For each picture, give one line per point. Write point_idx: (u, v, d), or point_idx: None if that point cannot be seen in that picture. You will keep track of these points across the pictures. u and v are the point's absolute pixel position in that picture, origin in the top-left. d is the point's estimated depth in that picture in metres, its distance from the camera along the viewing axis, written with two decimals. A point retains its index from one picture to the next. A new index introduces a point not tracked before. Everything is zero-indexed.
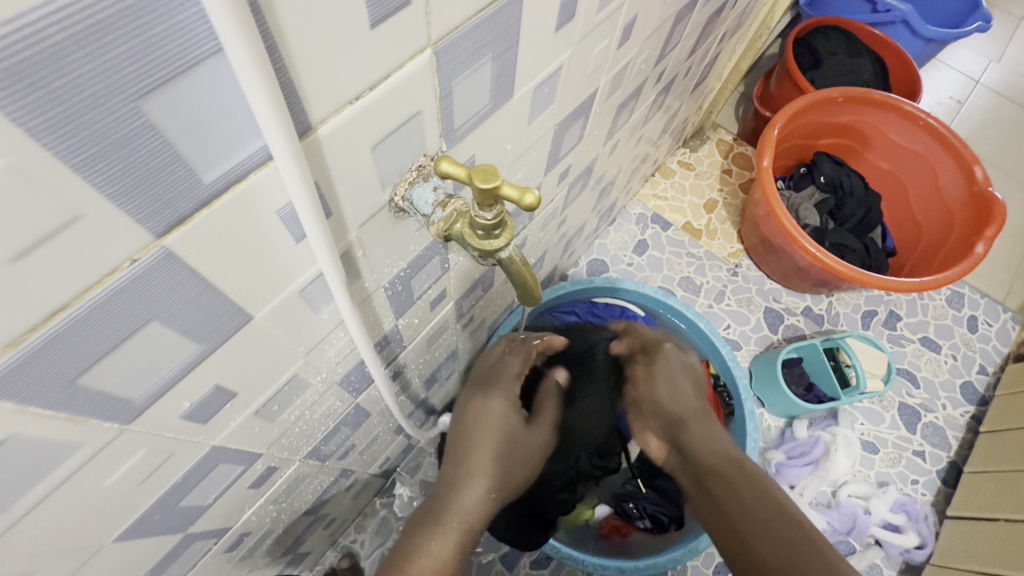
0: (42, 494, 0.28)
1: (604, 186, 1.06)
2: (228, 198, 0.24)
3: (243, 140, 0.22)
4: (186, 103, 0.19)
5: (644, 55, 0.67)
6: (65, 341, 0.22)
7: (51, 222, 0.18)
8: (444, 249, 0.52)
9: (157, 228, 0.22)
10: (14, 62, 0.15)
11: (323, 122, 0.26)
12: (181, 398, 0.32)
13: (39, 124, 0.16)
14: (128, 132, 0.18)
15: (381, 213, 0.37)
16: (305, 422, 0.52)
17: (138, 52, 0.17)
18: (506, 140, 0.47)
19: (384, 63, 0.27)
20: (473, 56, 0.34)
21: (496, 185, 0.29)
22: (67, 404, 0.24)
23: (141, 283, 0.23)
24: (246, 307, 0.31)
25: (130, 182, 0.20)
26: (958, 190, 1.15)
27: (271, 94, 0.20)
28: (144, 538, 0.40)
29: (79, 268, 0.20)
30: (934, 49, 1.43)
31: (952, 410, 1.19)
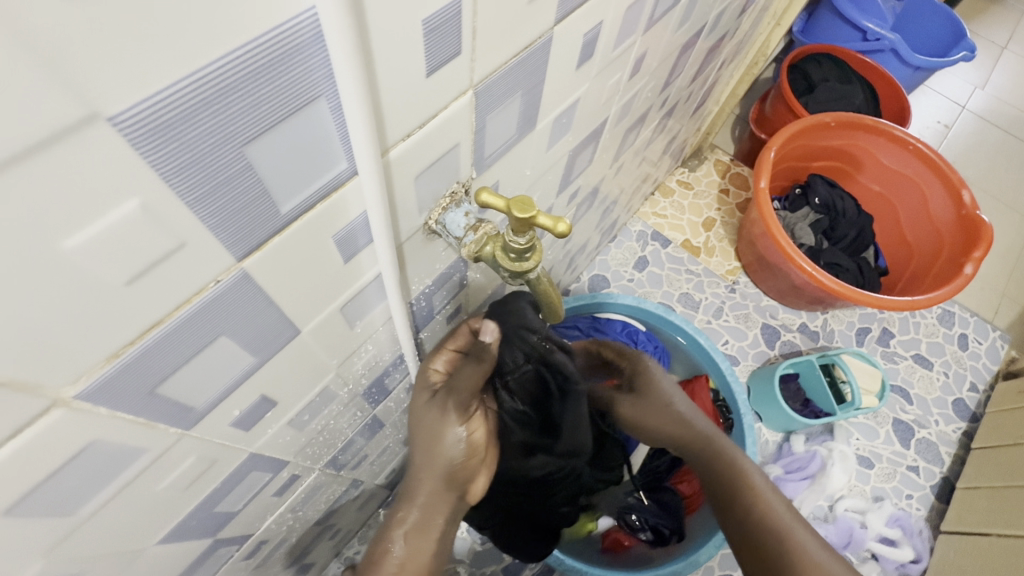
0: (106, 497, 0.30)
1: (607, 205, 1.09)
2: (297, 226, 0.26)
3: (315, 173, 0.25)
4: (277, 145, 0.22)
5: (650, 85, 0.71)
6: (152, 353, 0.24)
7: (161, 250, 0.21)
8: (464, 267, 0.55)
9: (238, 253, 0.24)
10: (160, 117, 0.17)
11: (395, 143, 0.30)
12: (231, 407, 0.34)
13: (166, 167, 0.19)
14: (230, 173, 0.21)
15: (416, 234, 0.40)
16: (328, 431, 0.54)
17: (249, 107, 0.20)
18: (526, 166, 0.50)
19: (435, 104, 0.30)
20: (506, 94, 0.37)
21: (531, 215, 0.32)
22: (144, 411, 0.27)
23: (219, 302, 0.26)
24: (296, 322, 0.33)
25: (224, 214, 0.22)
26: (946, 212, 1.19)
27: (368, 124, 0.24)
28: (180, 542, 0.42)
29: (175, 289, 0.23)
30: (921, 77, 1.49)
31: (944, 426, 1.22)
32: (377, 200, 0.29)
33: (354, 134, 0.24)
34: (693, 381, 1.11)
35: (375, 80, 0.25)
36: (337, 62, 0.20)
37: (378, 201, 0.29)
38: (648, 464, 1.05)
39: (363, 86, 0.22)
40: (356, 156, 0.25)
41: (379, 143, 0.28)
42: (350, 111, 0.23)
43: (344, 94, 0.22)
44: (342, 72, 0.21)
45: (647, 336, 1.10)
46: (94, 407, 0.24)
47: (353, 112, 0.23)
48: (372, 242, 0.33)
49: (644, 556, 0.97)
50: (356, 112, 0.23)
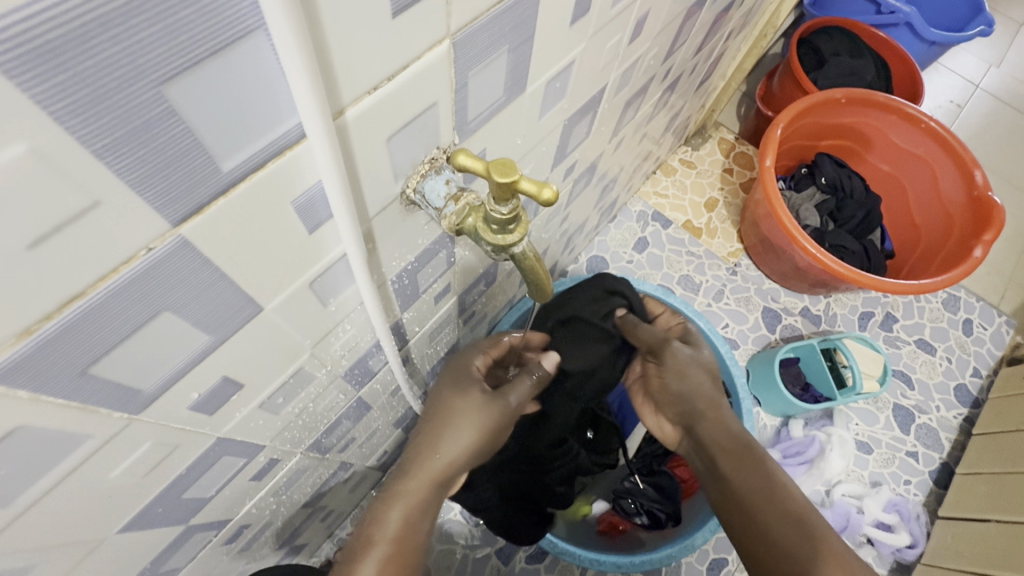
0: (48, 486, 0.27)
1: (606, 183, 1.05)
2: (244, 188, 0.23)
3: (262, 126, 0.22)
4: (206, 86, 0.19)
5: (652, 52, 0.67)
6: (78, 330, 0.22)
7: (71, 208, 0.18)
8: (451, 243, 0.52)
9: (173, 217, 0.21)
10: (42, 43, 0.14)
11: (353, 102, 0.26)
12: (189, 390, 0.31)
13: (59, 104, 0.16)
14: (148, 117, 0.18)
15: (391, 206, 0.36)
16: (308, 414, 0.52)
17: (163, 34, 0.16)
18: (516, 135, 0.47)
19: (403, 54, 0.27)
20: (489, 48, 0.33)
21: (514, 179, 0.28)
22: (78, 394, 0.24)
23: (156, 272, 0.23)
24: (257, 298, 0.30)
25: (147, 167, 0.19)
26: (957, 194, 1.15)
27: (312, 75, 0.20)
28: (146, 529, 0.40)
29: (96, 257, 0.20)
30: (936, 52, 1.43)
31: (946, 411, 1.20)
32: (336, 165, 0.25)
33: (293, 87, 0.20)
34: None
35: (318, 26, 0.21)
36: None
37: (336, 168, 0.25)
38: (647, 449, 1.04)
39: (300, 20, 0.18)
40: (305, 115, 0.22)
41: (331, 104, 0.25)
42: (288, 57, 0.19)
43: (274, 30, 0.18)
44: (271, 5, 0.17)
45: None
46: (12, 390, 0.21)
47: (291, 57, 0.19)
48: (334, 216, 0.30)
49: (636, 539, 0.96)
50: (295, 57, 0.19)
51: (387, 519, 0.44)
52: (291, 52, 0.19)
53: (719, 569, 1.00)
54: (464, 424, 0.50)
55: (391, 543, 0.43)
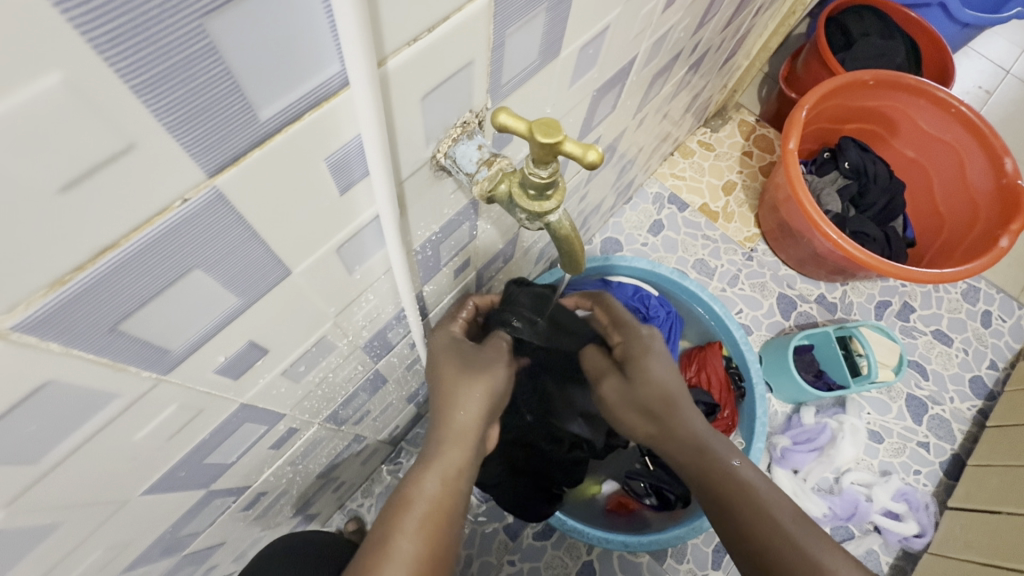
0: (76, 445, 0.27)
1: (625, 162, 1.03)
2: (279, 140, 0.22)
3: (301, 72, 0.21)
4: (247, 21, 0.18)
5: (683, 24, 0.64)
6: (113, 281, 0.21)
7: (106, 148, 0.17)
8: (474, 215, 0.51)
9: (209, 166, 0.20)
10: None
11: (394, 52, 0.25)
12: (215, 353, 0.30)
13: (96, 29, 0.14)
14: (187, 52, 0.17)
15: (421, 170, 0.35)
16: (327, 385, 0.51)
17: None
18: (546, 103, 0.45)
19: (445, 3, 0.25)
20: (529, 5, 0.32)
21: (558, 140, 0.27)
22: (108, 351, 0.23)
23: (190, 224, 0.22)
24: (285, 262, 0.30)
25: (184, 108, 0.18)
26: (984, 181, 1.12)
27: (360, 11, 0.19)
28: (169, 492, 0.39)
29: (129, 206, 0.19)
30: (970, 34, 1.38)
31: (960, 403, 1.19)
32: (377, 117, 0.24)
33: (341, 23, 0.19)
34: (705, 348, 1.08)
35: None
36: None
37: (375, 122, 0.25)
38: None
39: None
40: (349, 58, 0.21)
41: (374, 54, 0.23)
42: None
43: None
44: None
45: (659, 300, 1.04)
46: (43, 342, 0.20)
47: None
48: (368, 175, 0.29)
49: (645, 520, 0.97)
50: None
51: (425, 483, 0.45)
52: None
53: (725, 550, 1.01)
54: (481, 398, 0.51)
55: (429, 503, 0.43)
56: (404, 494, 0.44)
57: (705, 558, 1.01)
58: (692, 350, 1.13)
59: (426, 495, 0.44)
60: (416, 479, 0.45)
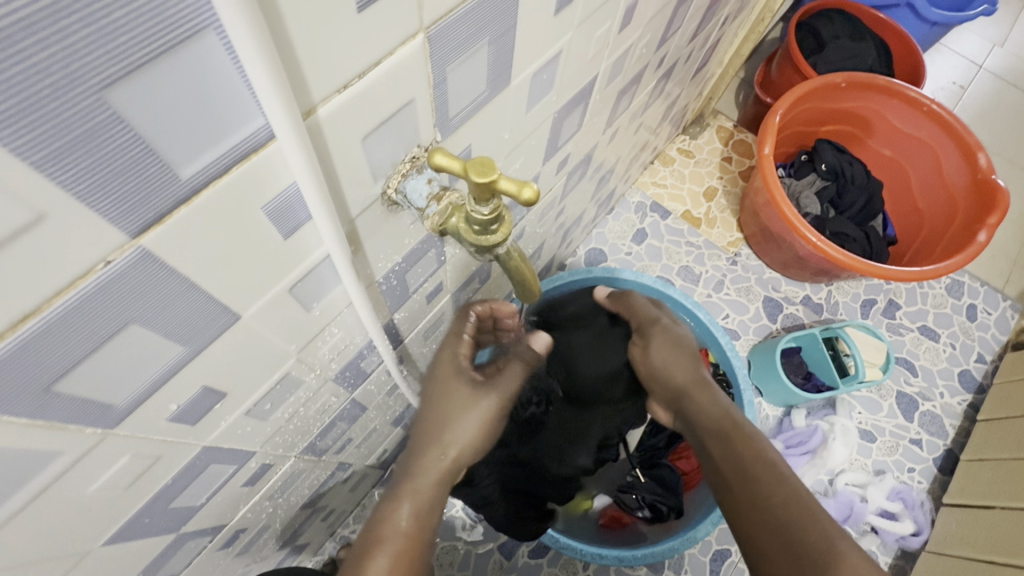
0: (20, 505, 0.27)
1: (603, 174, 1.03)
2: (207, 195, 0.22)
3: (223, 129, 0.21)
4: (154, 90, 0.18)
5: (645, 40, 0.65)
6: (37, 347, 0.21)
7: (14, 222, 0.17)
8: (440, 242, 0.51)
9: (132, 227, 0.21)
10: None
11: (324, 101, 0.25)
12: (167, 401, 0.30)
13: None
14: (86, 123, 0.17)
15: (373, 206, 0.35)
16: (300, 418, 0.51)
17: (98, 35, 0.15)
18: (503, 129, 0.45)
19: (374, 49, 0.25)
20: (468, 41, 0.32)
21: (493, 178, 0.27)
22: (43, 413, 0.23)
23: (119, 284, 0.22)
24: (232, 307, 0.30)
25: (93, 175, 0.18)
26: (960, 177, 1.13)
27: (273, 70, 0.20)
28: (135, 539, 0.39)
29: (47, 273, 0.19)
30: (938, 33, 1.40)
31: (950, 398, 1.19)
32: (306, 166, 0.24)
33: (253, 81, 0.20)
34: None
35: (277, 24, 0.20)
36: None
37: (307, 170, 0.25)
38: (647, 441, 1.00)
39: (253, 10, 0.17)
40: (269, 112, 0.21)
41: (299, 105, 0.24)
42: (245, 51, 0.19)
43: (231, 27, 0.18)
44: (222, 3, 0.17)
45: None
46: None
47: (248, 54, 0.18)
48: (312, 218, 0.29)
49: (640, 534, 0.96)
50: (252, 54, 0.18)
51: (395, 514, 0.46)
52: (247, 47, 0.18)
53: (722, 559, 1.00)
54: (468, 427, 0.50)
55: (402, 540, 0.45)
56: (379, 526, 0.46)
57: (703, 569, 1.00)
58: None
59: (395, 532, 0.45)
60: (387, 512, 0.46)
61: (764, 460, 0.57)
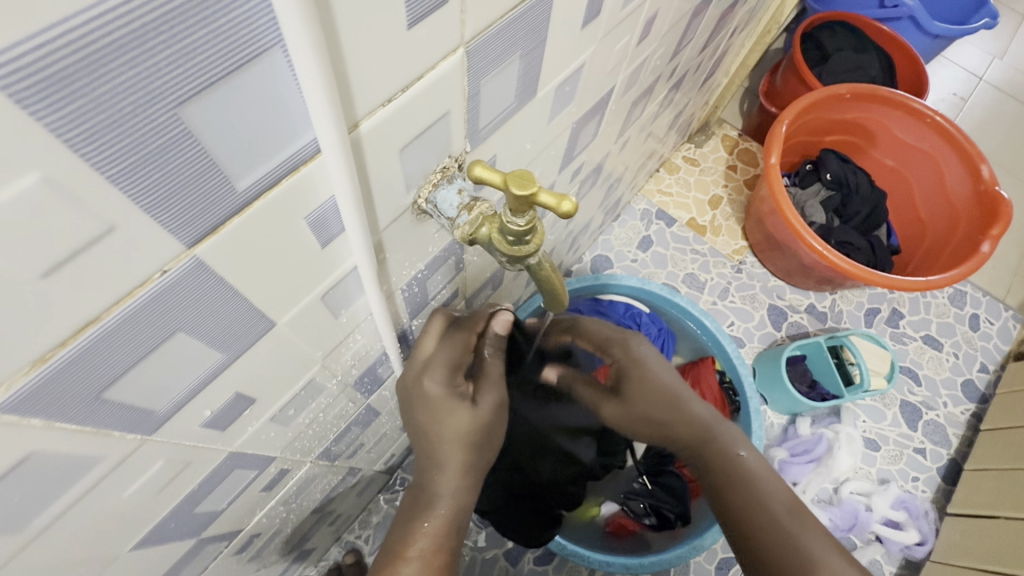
0: (61, 510, 0.27)
1: (611, 182, 1.04)
2: (258, 207, 0.23)
3: (278, 143, 0.21)
4: (221, 105, 0.18)
5: (660, 52, 0.66)
6: (93, 354, 0.21)
7: (85, 234, 0.17)
8: (460, 250, 0.51)
9: (188, 238, 0.21)
10: (60, 70, 0.14)
11: (367, 115, 0.25)
12: (201, 408, 0.31)
13: (72, 128, 0.15)
14: (158, 137, 0.17)
15: (403, 216, 0.36)
16: (318, 424, 0.51)
17: (179, 54, 0.16)
18: (526, 140, 0.46)
19: (417, 65, 0.26)
20: (502, 56, 0.33)
21: (532, 191, 0.28)
22: (92, 419, 0.24)
23: (171, 293, 0.22)
24: (269, 314, 0.30)
25: (159, 188, 0.18)
26: (962, 188, 1.14)
27: (331, 86, 0.20)
28: (160, 544, 0.39)
29: (109, 283, 0.19)
30: (940, 45, 1.42)
31: (953, 407, 1.20)
32: (349, 179, 0.25)
33: (307, 99, 0.20)
34: (698, 364, 1.09)
35: (335, 43, 0.21)
36: (288, 13, 0.17)
37: (349, 183, 0.25)
38: (653, 448, 1.01)
39: (318, 30, 0.18)
40: (321, 128, 0.22)
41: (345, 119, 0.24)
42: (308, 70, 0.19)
43: (296, 47, 0.18)
44: (291, 22, 0.17)
45: (651, 317, 1.06)
46: (25, 418, 0.21)
47: (308, 73, 0.19)
48: (346, 230, 0.30)
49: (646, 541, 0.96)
50: (314, 72, 0.19)
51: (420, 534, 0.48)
52: (310, 66, 0.19)
53: (728, 567, 1.00)
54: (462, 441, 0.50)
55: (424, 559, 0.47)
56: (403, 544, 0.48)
57: None
58: (686, 365, 1.13)
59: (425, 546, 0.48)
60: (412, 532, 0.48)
61: (763, 472, 0.57)
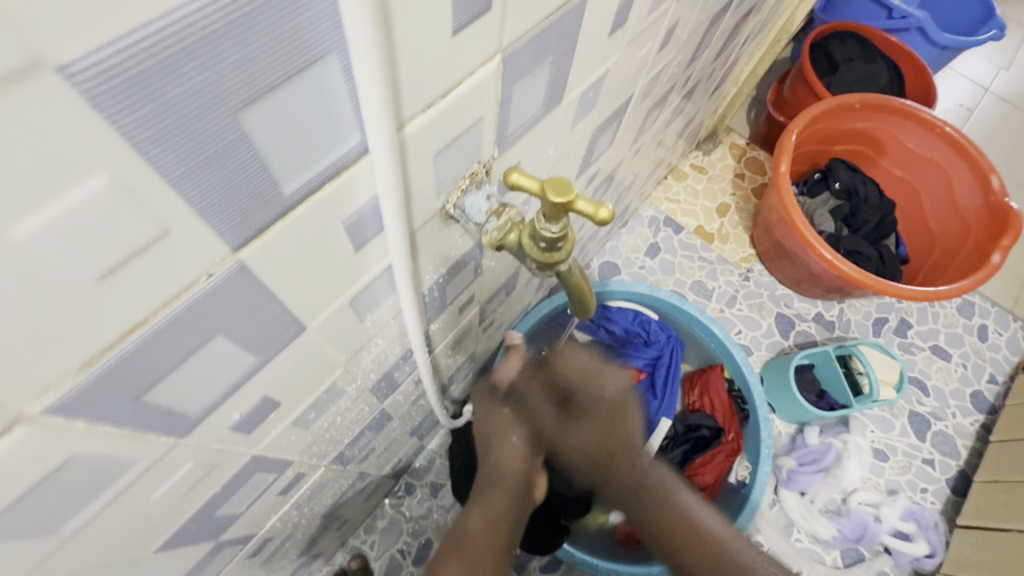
0: (93, 514, 0.27)
1: (621, 189, 1.04)
2: (301, 210, 0.23)
3: (326, 147, 0.21)
4: (278, 110, 0.18)
5: (676, 60, 0.66)
6: (138, 357, 0.21)
7: (141, 237, 0.17)
8: (479, 255, 0.52)
9: (234, 242, 0.21)
10: (134, 74, 0.14)
11: (411, 118, 0.25)
12: (230, 411, 0.30)
13: (140, 131, 0.15)
14: (217, 142, 0.17)
15: (432, 221, 0.36)
16: (335, 428, 0.51)
17: (245, 59, 0.16)
18: (548, 146, 0.46)
19: (459, 69, 0.26)
20: (534, 63, 0.33)
21: (570, 199, 0.28)
22: (131, 421, 0.24)
23: (215, 296, 0.22)
24: (300, 318, 0.30)
25: (214, 193, 0.18)
26: (974, 199, 1.14)
27: (383, 91, 0.20)
28: (181, 547, 0.39)
29: (160, 284, 0.19)
30: (948, 56, 1.42)
31: (962, 418, 1.19)
32: (394, 180, 0.25)
33: (366, 96, 0.20)
34: (707, 371, 1.08)
35: (392, 44, 0.21)
36: (349, 18, 0.17)
37: (392, 185, 0.25)
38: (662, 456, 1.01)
39: (381, 29, 0.18)
40: (373, 128, 0.22)
41: (395, 118, 0.24)
42: (366, 72, 0.19)
43: (360, 46, 0.18)
44: (352, 26, 0.17)
45: (660, 325, 1.07)
46: (69, 421, 0.21)
47: (370, 73, 0.19)
48: (382, 232, 0.30)
49: None
50: (374, 72, 0.19)
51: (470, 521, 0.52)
52: (372, 66, 0.19)
53: None
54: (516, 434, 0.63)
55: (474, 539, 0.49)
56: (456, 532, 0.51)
57: None
58: (694, 372, 1.12)
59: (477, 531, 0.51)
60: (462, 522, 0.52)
61: None
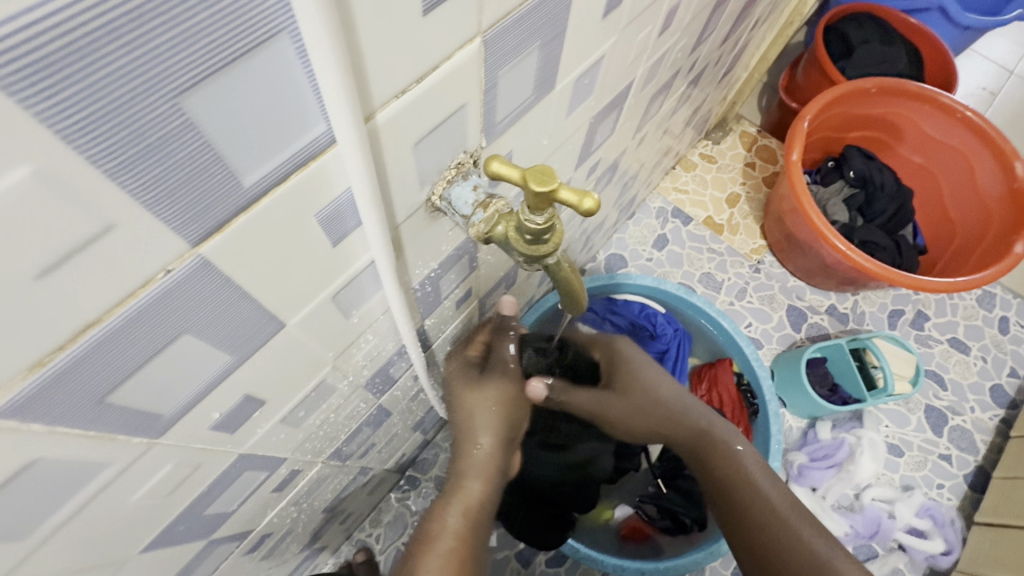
0: (68, 515, 0.26)
1: (627, 180, 1.02)
2: (267, 203, 0.22)
3: (289, 135, 0.20)
4: (227, 93, 0.17)
5: (680, 44, 0.64)
6: (94, 357, 0.20)
7: (83, 231, 0.17)
8: (474, 248, 0.50)
9: (192, 236, 0.20)
10: (52, 55, 0.13)
11: (383, 105, 0.24)
12: (209, 410, 0.30)
13: (64, 117, 0.14)
14: (159, 127, 0.16)
15: (417, 213, 0.34)
16: (329, 425, 0.50)
17: (180, 39, 0.15)
18: (543, 134, 0.44)
19: (434, 53, 0.25)
20: (521, 45, 0.31)
21: (553, 188, 0.28)
22: (96, 423, 0.23)
23: (176, 293, 0.21)
24: (279, 314, 0.29)
25: (161, 183, 0.17)
26: (995, 187, 1.09)
27: (340, 77, 0.19)
28: (170, 546, 0.39)
29: (112, 281, 0.18)
30: (970, 37, 1.37)
31: (981, 412, 1.16)
32: (365, 173, 0.24)
33: (322, 83, 0.19)
34: (715, 365, 1.05)
35: (350, 28, 0.20)
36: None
37: (364, 178, 0.24)
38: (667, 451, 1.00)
39: (329, 12, 0.17)
40: (335, 119, 0.21)
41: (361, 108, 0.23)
42: (319, 58, 0.18)
43: (307, 29, 0.17)
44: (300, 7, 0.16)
45: (667, 318, 1.04)
46: (25, 423, 0.20)
47: (321, 59, 0.18)
48: (361, 225, 0.28)
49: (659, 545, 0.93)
50: (325, 56, 0.18)
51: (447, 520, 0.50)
52: (322, 52, 0.17)
53: None
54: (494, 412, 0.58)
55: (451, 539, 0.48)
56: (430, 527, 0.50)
57: None
58: (703, 366, 1.10)
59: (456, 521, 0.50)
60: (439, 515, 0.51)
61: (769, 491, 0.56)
